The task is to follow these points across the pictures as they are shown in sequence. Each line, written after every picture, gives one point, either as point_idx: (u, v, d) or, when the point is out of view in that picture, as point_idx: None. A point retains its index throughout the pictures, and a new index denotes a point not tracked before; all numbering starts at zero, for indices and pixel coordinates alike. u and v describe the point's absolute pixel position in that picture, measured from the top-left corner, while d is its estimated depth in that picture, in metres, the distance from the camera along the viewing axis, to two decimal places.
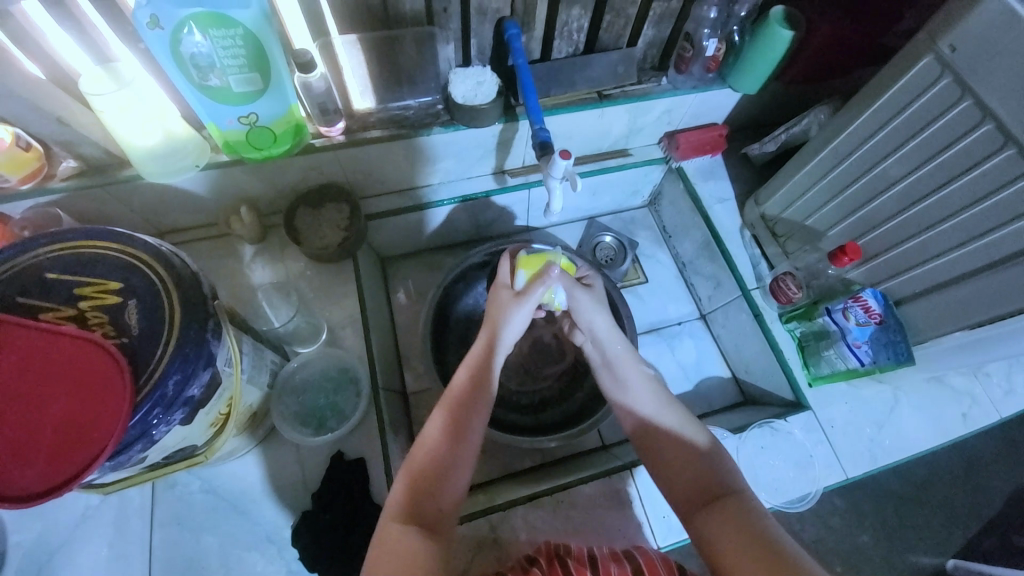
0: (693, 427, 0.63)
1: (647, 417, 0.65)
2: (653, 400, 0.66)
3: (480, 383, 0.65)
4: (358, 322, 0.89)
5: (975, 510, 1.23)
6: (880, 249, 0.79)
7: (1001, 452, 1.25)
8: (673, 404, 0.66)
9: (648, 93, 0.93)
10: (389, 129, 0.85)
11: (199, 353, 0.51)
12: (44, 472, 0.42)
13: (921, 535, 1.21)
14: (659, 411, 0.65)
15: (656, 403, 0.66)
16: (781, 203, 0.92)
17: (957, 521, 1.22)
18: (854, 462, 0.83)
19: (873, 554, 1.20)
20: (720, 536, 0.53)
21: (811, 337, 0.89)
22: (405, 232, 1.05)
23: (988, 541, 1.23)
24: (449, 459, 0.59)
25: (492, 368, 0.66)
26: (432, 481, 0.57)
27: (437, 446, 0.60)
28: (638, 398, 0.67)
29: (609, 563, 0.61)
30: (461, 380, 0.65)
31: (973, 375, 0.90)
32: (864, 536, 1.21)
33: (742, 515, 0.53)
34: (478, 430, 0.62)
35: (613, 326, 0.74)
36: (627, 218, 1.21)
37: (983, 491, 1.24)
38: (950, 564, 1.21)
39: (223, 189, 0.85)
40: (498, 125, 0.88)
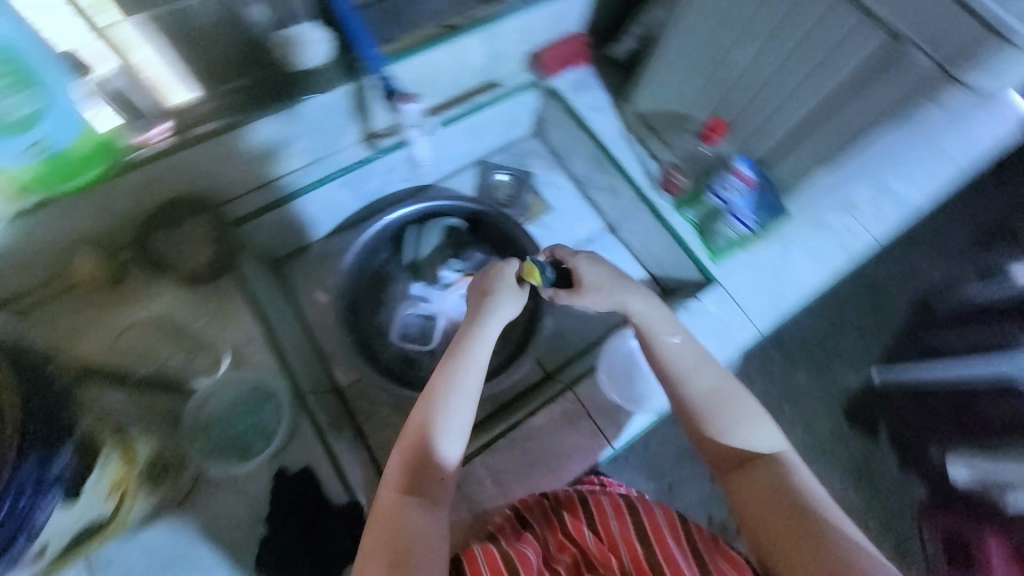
0: (725, 392, 0.66)
1: (686, 374, 0.66)
2: (686, 360, 0.67)
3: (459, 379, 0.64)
4: (259, 339, 0.82)
5: (887, 325, 1.39)
6: (744, 113, 0.81)
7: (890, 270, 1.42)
8: (711, 365, 0.68)
9: (496, 15, 0.89)
10: (221, 119, 0.76)
11: (48, 424, 0.48)
12: None
13: (845, 360, 1.36)
14: (694, 371, 0.67)
15: (692, 366, 0.67)
16: (652, 98, 0.94)
17: (871, 336, 1.38)
18: (761, 316, 0.91)
19: (811, 390, 1.35)
20: (752, 495, 0.60)
21: (705, 218, 0.93)
22: (287, 230, 0.96)
23: (909, 350, 1.37)
24: (432, 445, 0.60)
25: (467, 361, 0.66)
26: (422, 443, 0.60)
27: (421, 436, 0.61)
28: (672, 358, 0.68)
29: (602, 498, 0.71)
30: (442, 386, 0.64)
31: (851, 211, 0.99)
32: (801, 375, 1.36)
33: (775, 477, 0.60)
34: (458, 425, 0.62)
35: (649, 299, 0.72)
36: (517, 152, 1.16)
37: (888, 310, 1.42)
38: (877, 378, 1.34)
39: (49, 236, 0.73)
40: (346, 87, 0.81)
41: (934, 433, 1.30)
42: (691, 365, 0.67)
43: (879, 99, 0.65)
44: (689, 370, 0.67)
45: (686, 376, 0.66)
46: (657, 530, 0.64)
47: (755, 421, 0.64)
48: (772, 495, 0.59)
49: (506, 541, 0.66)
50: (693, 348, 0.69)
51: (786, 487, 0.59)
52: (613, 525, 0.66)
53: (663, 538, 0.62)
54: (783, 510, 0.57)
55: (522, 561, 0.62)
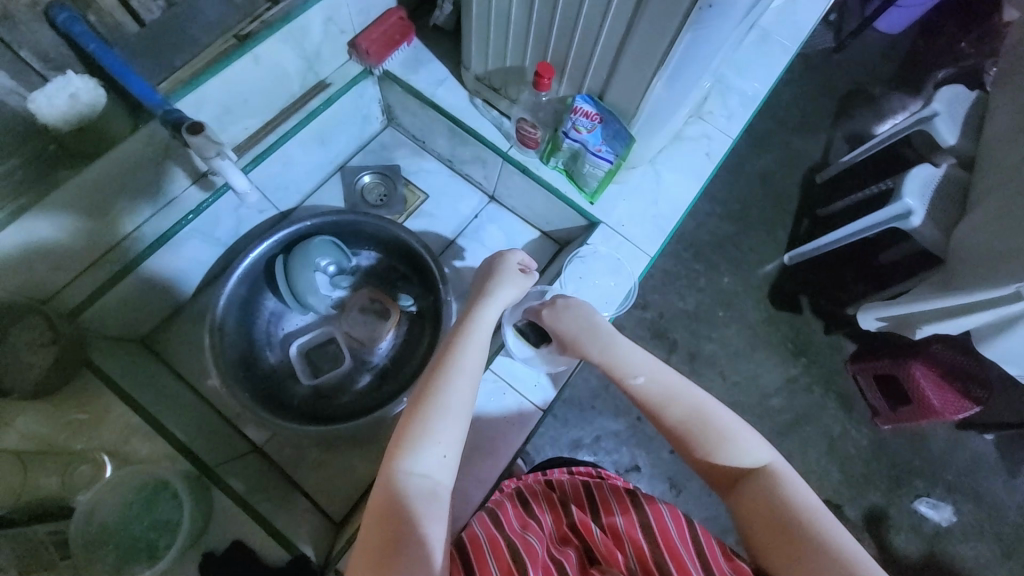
0: (700, 412, 0.63)
1: (657, 407, 0.64)
2: (658, 392, 0.64)
3: (451, 390, 0.58)
4: (143, 428, 0.71)
5: (783, 209, 1.49)
6: (563, 54, 0.81)
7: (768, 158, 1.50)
8: (686, 389, 0.64)
9: (290, 11, 0.81)
10: (4, 206, 0.66)
11: None
12: None
13: (757, 252, 1.45)
14: (667, 402, 0.63)
15: (665, 398, 0.64)
16: (481, 57, 0.91)
17: (776, 225, 1.48)
18: (649, 241, 0.93)
19: (738, 289, 1.42)
20: (748, 510, 0.58)
21: (571, 163, 0.92)
22: (145, 299, 0.87)
23: (805, 226, 1.47)
24: (431, 437, 0.55)
25: (458, 370, 0.60)
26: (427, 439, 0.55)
27: (420, 429, 0.56)
28: (643, 398, 0.65)
29: (609, 499, 0.72)
30: (440, 398, 0.57)
31: (702, 118, 1.03)
32: (727, 279, 1.43)
33: (768, 490, 0.58)
34: (447, 447, 0.56)
35: (615, 339, 0.68)
36: (376, 148, 1.10)
37: (780, 192, 1.51)
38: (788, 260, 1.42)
39: None
40: (142, 132, 0.73)
41: (848, 295, 1.42)
42: (665, 398, 0.64)
43: (665, 11, 0.64)
44: (662, 402, 0.64)
45: (661, 408, 0.63)
46: (663, 528, 0.64)
47: (745, 441, 0.61)
48: (763, 507, 0.57)
49: (513, 528, 0.65)
50: (664, 376, 0.65)
51: (779, 499, 0.56)
52: (619, 522, 0.67)
53: (669, 536, 0.62)
54: (774, 521, 0.55)
55: (528, 548, 0.61)
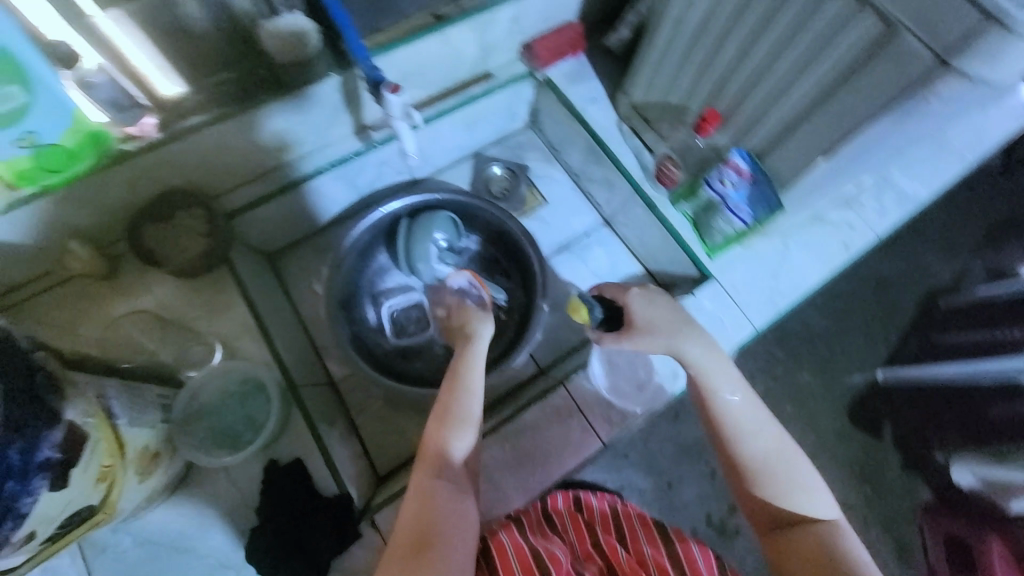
0: (777, 447, 0.64)
1: (738, 428, 0.64)
2: (745, 416, 0.65)
3: (453, 423, 0.65)
4: (256, 333, 0.82)
5: (895, 321, 1.36)
6: (735, 105, 0.79)
7: (897, 265, 1.39)
8: (770, 424, 0.65)
9: (486, 3, 0.88)
10: (212, 110, 0.76)
11: (37, 409, 0.46)
12: None
13: (850, 358, 1.33)
14: (752, 429, 0.64)
15: (749, 422, 0.65)
16: (644, 88, 0.93)
17: (878, 337, 1.35)
18: (758, 313, 0.90)
19: (816, 388, 1.32)
20: (800, 555, 0.58)
21: (701, 212, 0.91)
22: (283, 222, 0.96)
23: (910, 347, 1.34)
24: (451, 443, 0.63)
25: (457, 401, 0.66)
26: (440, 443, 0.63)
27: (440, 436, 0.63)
28: (730, 416, 0.65)
29: (634, 525, 0.72)
30: (435, 431, 0.64)
31: (848, 207, 0.97)
32: (805, 374, 1.33)
33: (824, 539, 0.58)
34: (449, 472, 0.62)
35: (715, 351, 0.71)
36: (513, 144, 1.15)
37: (898, 305, 1.37)
38: (880, 376, 1.32)
39: (44, 229, 0.73)
40: (335, 78, 0.81)
41: (937, 436, 1.29)
42: (751, 422, 0.65)
43: (874, 90, 0.62)
44: (746, 426, 0.64)
45: (741, 432, 0.64)
46: (694, 565, 0.64)
47: (804, 479, 0.62)
48: (816, 557, 0.57)
49: (533, 536, 0.66)
50: (755, 403, 0.67)
51: (838, 555, 0.56)
52: (643, 549, 0.67)
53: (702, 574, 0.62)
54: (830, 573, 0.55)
55: (552, 558, 0.62)
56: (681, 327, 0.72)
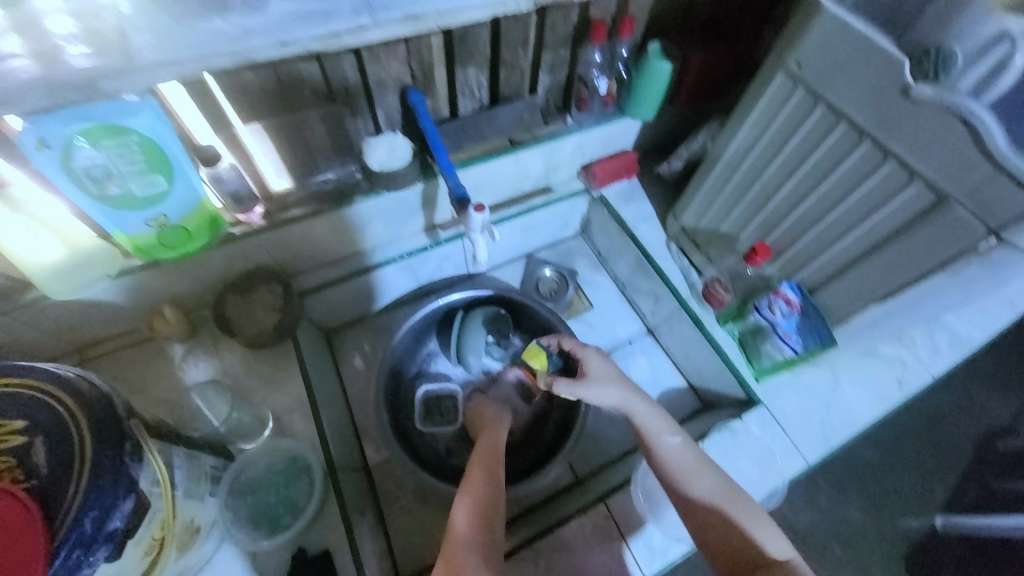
0: (723, 489, 0.66)
1: (682, 471, 0.68)
2: (685, 458, 0.69)
3: (482, 514, 0.63)
4: (307, 407, 0.84)
5: (948, 459, 1.27)
6: (785, 242, 0.85)
7: (951, 402, 1.32)
8: (710, 467, 0.68)
9: (555, 133, 1.00)
10: (312, 207, 0.87)
11: (116, 479, 0.48)
12: None
13: (902, 499, 1.23)
14: (693, 470, 0.68)
15: (690, 465, 0.68)
16: (697, 215, 0.99)
17: (933, 476, 1.25)
18: (811, 447, 0.87)
19: (864, 529, 1.21)
20: None
21: (748, 335, 0.94)
22: (346, 303, 1.03)
23: (969, 492, 1.24)
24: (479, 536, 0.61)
25: (485, 492, 0.66)
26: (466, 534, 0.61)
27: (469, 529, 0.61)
28: (672, 458, 0.69)
29: None
30: (460, 519, 0.62)
31: (900, 343, 0.96)
32: (853, 511, 1.23)
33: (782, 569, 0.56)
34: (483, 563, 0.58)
35: (651, 403, 0.76)
36: (564, 250, 1.23)
37: (950, 442, 1.29)
38: (939, 523, 1.21)
39: (144, 294, 0.82)
40: (418, 185, 0.91)
41: None
42: (690, 463, 0.68)
43: (928, 249, 0.67)
44: (688, 467, 0.68)
45: (687, 474, 0.67)
46: None
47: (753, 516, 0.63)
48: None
49: None
50: (691, 448, 0.71)
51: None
52: None
53: None
54: None
55: None
56: (612, 379, 0.79)
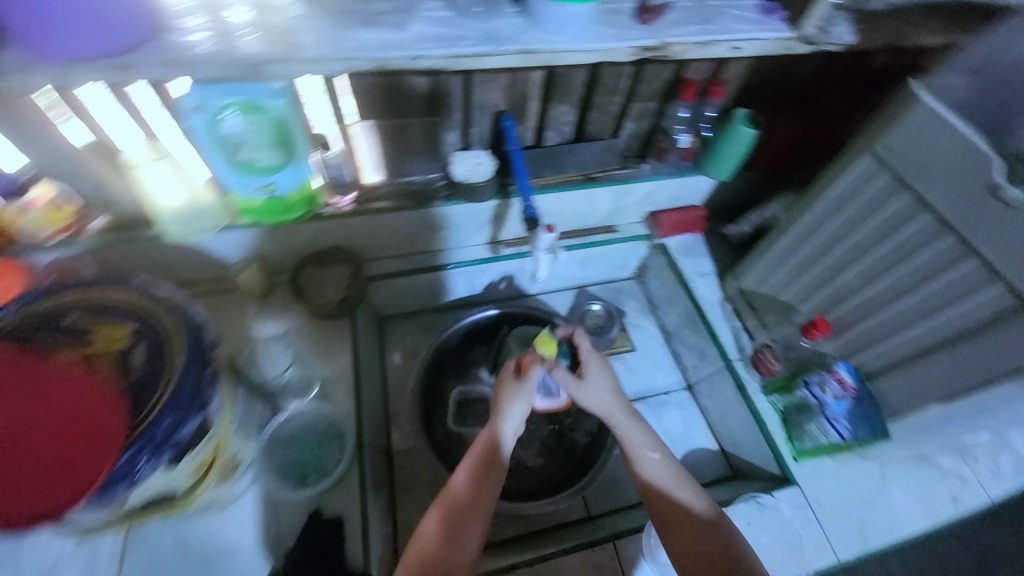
0: (699, 503, 0.69)
1: (660, 486, 0.71)
2: (664, 473, 0.72)
3: (480, 480, 0.69)
4: (350, 381, 0.90)
5: None
6: (849, 320, 0.83)
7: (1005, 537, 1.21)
8: (689, 483, 0.71)
9: (630, 177, 1.04)
10: (394, 201, 0.94)
11: (194, 397, 0.54)
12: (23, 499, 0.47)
13: None
14: (673, 486, 0.70)
15: (668, 480, 0.71)
16: (757, 279, 0.98)
17: None
18: (845, 544, 0.81)
19: None
20: None
21: (793, 410, 0.90)
22: (402, 295, 1.10)
23: None
24: (469, 508, 0.66)
25: (488, 461, 0.70)
26: (457, 501, 0.67)
27: (460, 500, 0.67)
28: (652, 473, 0.72)
29: None
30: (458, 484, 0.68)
31: (958, 456, 0.91)
32: None
33: None
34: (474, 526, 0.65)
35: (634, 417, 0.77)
36: (615, 288, 1.25)
37: None
38: None
39: (250, 249, 0.92)
40: (493, 202, 0.98)
41: None
42: (669, 479, 0.71)
43: (1004, 354, 0.64)
44: (666, 483, 0.71)
45: (666, 489, 0.70)
46: None
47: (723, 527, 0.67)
48: None
49: None
50: (670, 462, 0.73)
51: None
52: None
53: None
54: None
55: None
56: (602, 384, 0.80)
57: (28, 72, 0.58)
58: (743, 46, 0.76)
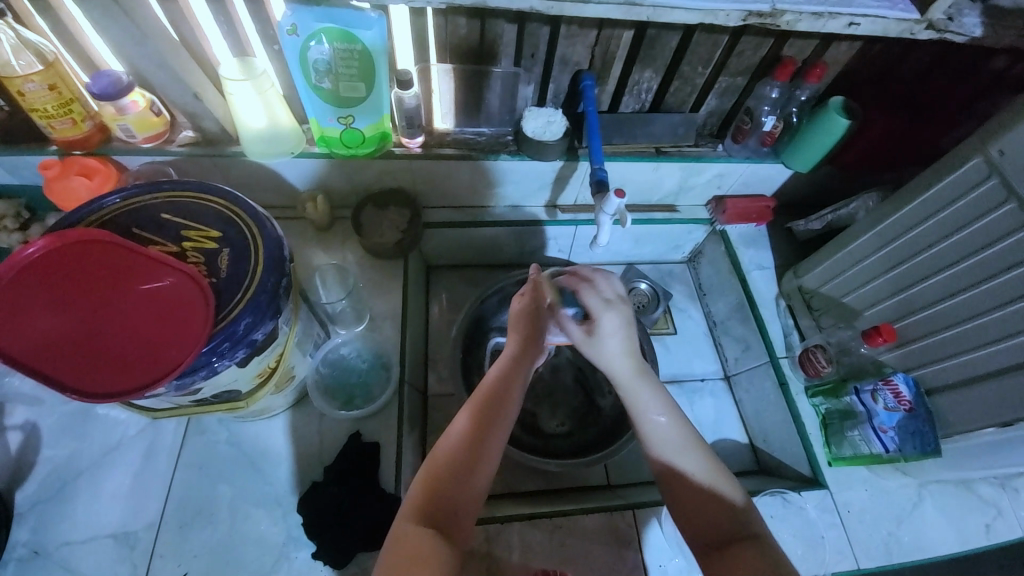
0: (711, 474, 0.62)
1: (668, 451, 0.63)
2: (673, 437, 0.64)
3: (511, 381, 0.67)
4: (398, 319, 0.93)
5: None
6: (913, 333, 0.81)
7: None
8: (704, 450, 0.64)
9: (702, 156, 1.00)
10: (460, 150, 0.93)
11: (270, 303, 0.58)
12: (109, 375, 0.50)
13: None
14: (681, 451, 0.63)
15: (676, 445, 0.64)
16: (820, 278, 0.94)
17: None
18: (868, 554, 0.80)
19: None
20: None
21: (835, 415, 0.89)
22: (454, 246, 1.11)
23: None
24: (497, 400, 0.65)
25: (521, 372, 0.68)
26: (482, 397, 0.65)
27: (484, 398, 0.65)
28: (659, 436, 0.64)
29: None
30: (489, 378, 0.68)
31: (1001, 488, 0.87)
32: None
33: (758, 559, 0.55)
34: (498, 441, 0.63)
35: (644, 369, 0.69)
36: (665, 270, 1.23)
37: None
38: None
39: (309, 177, 0.94)
40: (559, 162, 0.95)
41: None
42: (677, 445, 0.63)
43: None
44: (674, 449, 0.63)
45: (672, 453, 0.63)
46: None
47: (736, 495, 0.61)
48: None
49: None
50: (684, 425, 0.65)
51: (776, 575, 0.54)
52: None
53: None
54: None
55: None
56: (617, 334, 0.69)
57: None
58: (859, 22, 0.71)
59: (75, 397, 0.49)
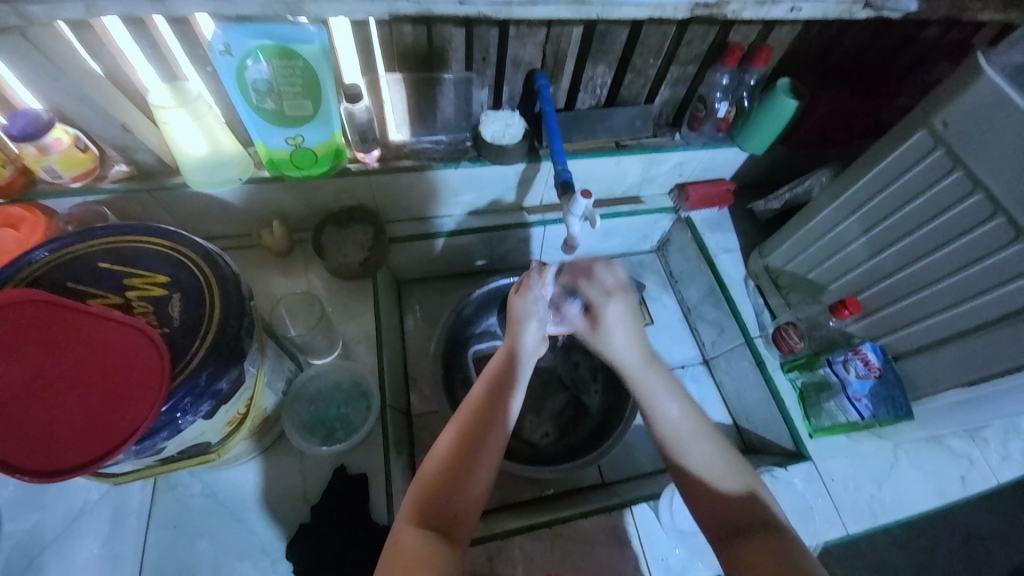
0: (716, 463, 0.63)
1: (676, 441, 0.65)
2: (681, 428, 0.65)
3: (498, 396, 0.65)
4: (373, 342, 0.90)
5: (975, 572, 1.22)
6: (877, 303, 0.84)
7: (995, 518, 1.27)
8: (710, 438, 0.65)
9: (661, 146, 1.00)
10: (420, 160, 0.90)
11: (232, 350, 0.54)
12: (59, 449, 0.46)
13: None
14: (688, 441, 0.65)
15: (684, 435, 0.65)
16: (785, 256, 0.96)
17: None
18: (854, 517, 0.84)
19: None
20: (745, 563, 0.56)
21: (812, 388, 0.92)
22: (422, 258, 1.08)
23: None
24: (484, 418, 0.63)
25: (506, 386, 0.66)
26: (471, 415, 0.64)
27: (472, 416, 0.64)
28: (668, 426, 0.66)
29: None
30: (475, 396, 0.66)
31: (966, 439, 0.92)
32: None
33: (770, 546, 0.56)
34: (494, 454, 0.61)
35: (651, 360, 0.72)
36: (635, 261, 1.24)
37: (983, 556, 1.24)
38: None
39: (257, 204, 0.89)
40: (522, 164, 0.94)
41: None
42: (684, 435, 0.65)
43: None
44: (682, 439, 0.65)
45: (679, 445, 0.64)
46: None
47: (739, 483, 0.62)
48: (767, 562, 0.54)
49: None
50: (692, 414, 0.67)
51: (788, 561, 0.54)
52: None
53: None
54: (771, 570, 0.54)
55: None
56: (620, 321, 0.74)
57: (53, 15, 0.57)
58: (801, 7, 0.72)
59: (20, 475, 0.45)
